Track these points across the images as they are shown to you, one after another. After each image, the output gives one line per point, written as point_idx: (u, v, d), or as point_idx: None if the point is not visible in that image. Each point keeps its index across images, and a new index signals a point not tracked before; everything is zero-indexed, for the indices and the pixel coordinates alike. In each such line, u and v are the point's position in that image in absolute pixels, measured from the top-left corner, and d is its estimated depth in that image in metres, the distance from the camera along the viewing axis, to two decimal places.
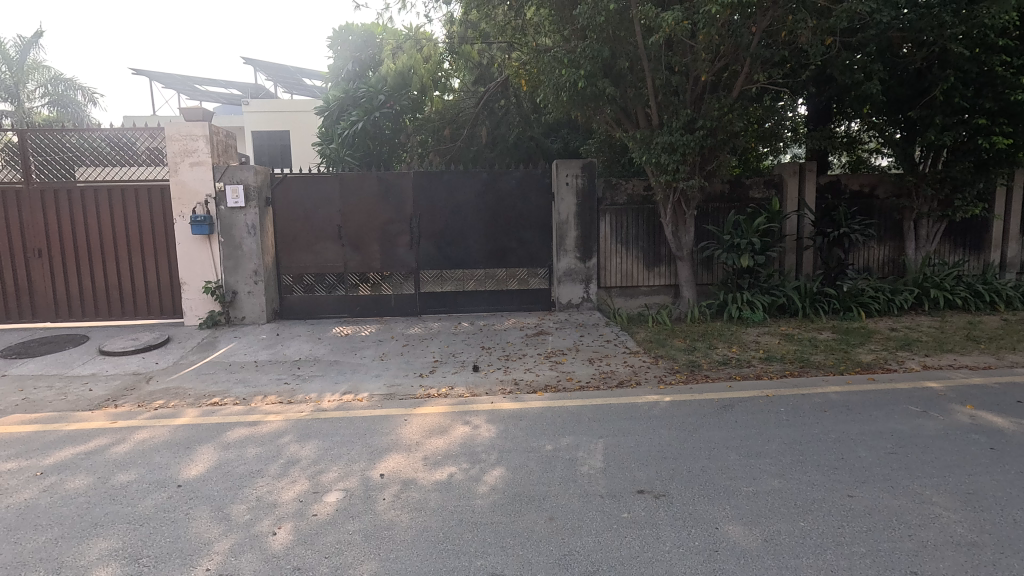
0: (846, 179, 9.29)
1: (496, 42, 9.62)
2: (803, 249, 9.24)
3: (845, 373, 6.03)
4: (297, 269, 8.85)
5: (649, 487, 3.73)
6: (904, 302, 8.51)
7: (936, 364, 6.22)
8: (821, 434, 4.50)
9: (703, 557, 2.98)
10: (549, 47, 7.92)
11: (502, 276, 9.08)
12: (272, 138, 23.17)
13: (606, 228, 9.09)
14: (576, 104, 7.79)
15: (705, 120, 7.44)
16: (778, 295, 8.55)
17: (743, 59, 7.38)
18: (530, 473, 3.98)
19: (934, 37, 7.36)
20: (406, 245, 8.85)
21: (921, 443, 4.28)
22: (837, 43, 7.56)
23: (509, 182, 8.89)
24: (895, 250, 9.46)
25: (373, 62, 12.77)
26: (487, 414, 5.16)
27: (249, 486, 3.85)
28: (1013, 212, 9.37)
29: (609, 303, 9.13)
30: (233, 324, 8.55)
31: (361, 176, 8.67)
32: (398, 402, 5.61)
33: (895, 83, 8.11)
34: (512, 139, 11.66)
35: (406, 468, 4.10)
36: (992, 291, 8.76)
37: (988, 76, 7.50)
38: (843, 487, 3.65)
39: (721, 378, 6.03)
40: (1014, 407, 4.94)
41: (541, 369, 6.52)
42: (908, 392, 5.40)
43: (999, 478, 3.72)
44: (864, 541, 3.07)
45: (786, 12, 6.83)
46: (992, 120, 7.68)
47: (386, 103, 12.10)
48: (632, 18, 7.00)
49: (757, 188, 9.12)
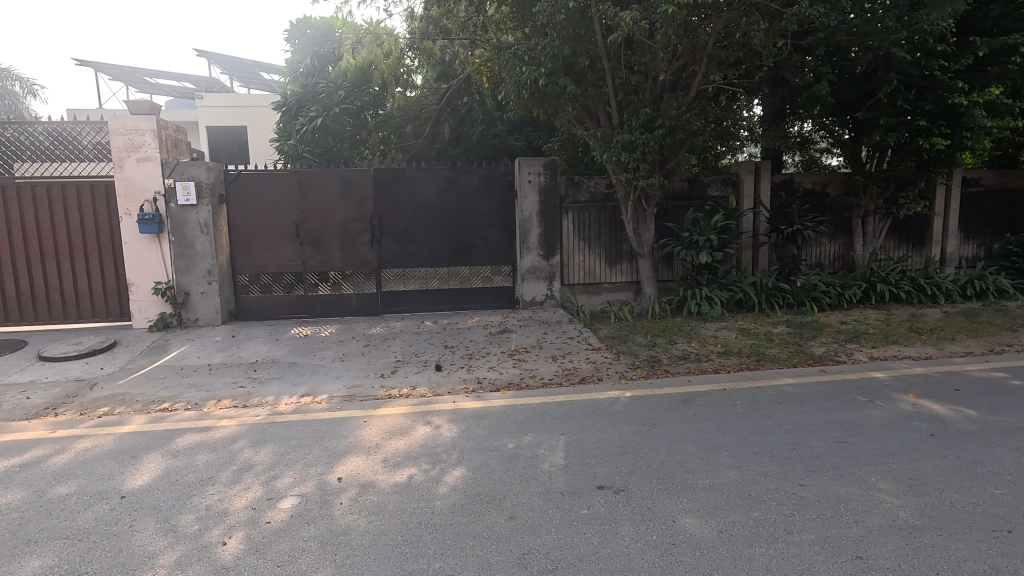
0: (799, 178, 9.58)
1: (458, 39, 9.48)
2: (759, 246, 9.51)
3: (798, 366, 6.24)
4: (254, 269, 8.60)
5: (609, 482, 3.76)
6: (853, 296, 8.85)
7: (882, 356, 6.50)
8: (776, 426, 4.63)
9: (661, 550, 3.02)
10: (512, 44, 7.92)
11: (466, 274, 9.02)
12: (229, 134, 22.39)
13: (569, 226, 9.13)
14: (538, 101, 7.82)
15: (664, 120, 7.56)
16: (735, 291, 8.78)
17: (700, 60, 7.50)
18: (492, 472, 3.95)
19: (879, 42, 7.62)
20: (368, 243, 8.69)
21: (869, 431, 4.46)
22: (788, 46, 7.83)
23: (472, 180, 8.84)
24: (845, 245, 9.84)
25: (332, 57, 12.46)
26: (449, 414, 5.11)
27: (198, 495, 3.70)
28: (953, 210, 9.84)
29: (572, 300, 9.18)
30: (185, 326, 8.23)
31: (320, 174, 8.47)
32: (358, 403, 5.49)
33: (843, 86, 8.40)
34: (475, 136, 11.72)
35: (365, 470, 4.02)
36: (934, 285, 9.21)
37: (929, 80, 7.85)
38: (796, 477, 3.77)
39: (681, 372, 6.15)
40: (954, 395, 5.19)
41: (505, 367, 6.49)
42: (857, 383, 5.63)
43: (939, 463, 3.90)
44: (813, 529, 3.17)
45: (739, 14, 6.95)
46: (933, 122, 8.04)
47: (346, 99, 11.85)
48: (591, 16, 7.02)
49: (715, 186, 9.32)
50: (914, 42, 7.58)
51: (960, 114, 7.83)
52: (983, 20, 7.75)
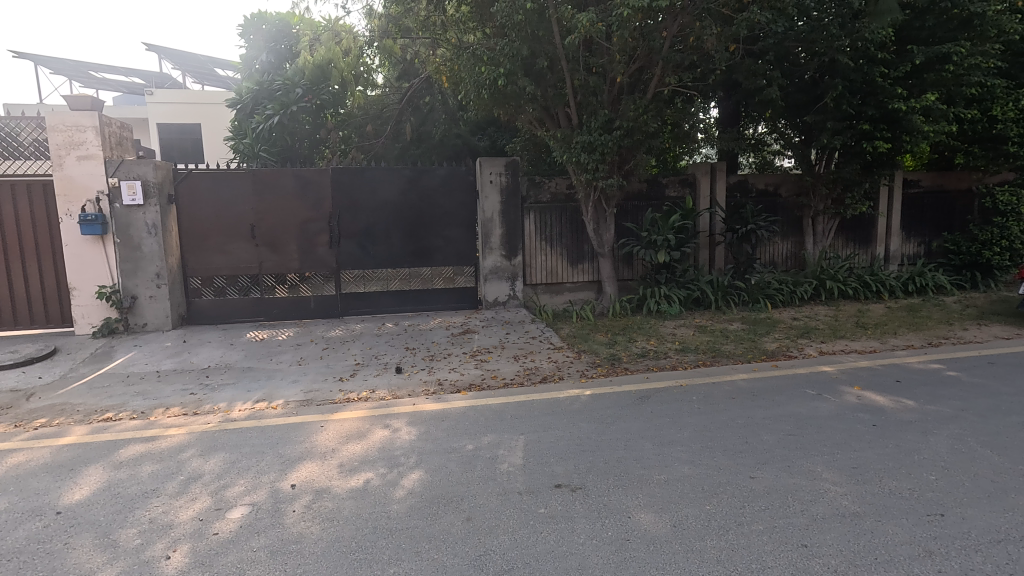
0: (752, 178, 9.88)
1: (418, 38, 9.37)
2: (715, 245, 9.74)
3: (752, 361, 6.43)
4: (207, 271, 8.31)
5: (566, 481, 3.79)
6: (804, 294, 9.19)
7: (830, 350, 6.77)
8: (730, 420, 4.75)
9: (615, 547, 3.05)
10: (471, 44, 7.90)
11: (428, 275, 8.93)
12: (182, 132, 21.61)
13: (531, 226, 9.16)
14: (498, 101, 7.85)
15: (622, 121, 7.67)
16: (693, 289, 8.99)
17: (656, 63, 7.62)
18: (451, 474, 3.93)
19: (824, 48, 7.95)
20: (326, 244, 8.51)
21: (817, 424, 4.62)
22: (740, 51, 8.06)
23: (433, 181, 8.76)
24: (796, 244, 10.18)
25: (290, 54, 12.09)
26: (408, 417, 5.05)
27: (141, 508, 3.54)
28: (895, 210, 10.31)
29: (535, 301, 9.21)
30: (132, 331, 7.89)
31: (276, 173, 8.26)
32: (315, 408, 5.37)
33: (793, 90, 8.69)
34: (437, 136, 11.76)
35: (320, 476, 3.93)
36: (879, 281, 9.62)
37: (872, 86, 8.20)
38: (747, 470, 3.88)
39: (639, 369, 6.25)
40: (896, 387, 5.44)
41: (466, 368, 6.47)
42: (808, 377, 5.83)
43: (880, 452, 4.07)
44: (762, 519, 3.27)
45: (693, 18, 7.08)
46: (875, 126, 8.40)
47: (304, 97, 11.56)
48: (549, 17, 7.06)
49: (673, 186, 9.52)
50: (857, 49, 7.85)
51: (900, 118, 8.20)
52: (920, 29, 8.08)
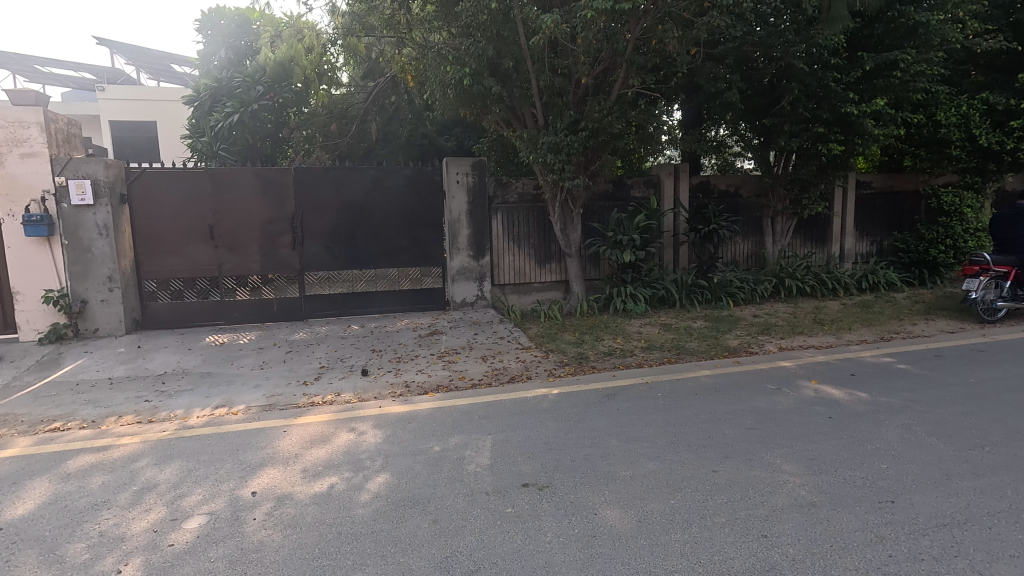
0: (714, 179, 10.12)
1: (383, 36, 9.28)
2: (679, 245, 9.92)
3: (715, 358, 6.58)
4: (163, 274, 8.02)
5: (533, 479, 3.79)
6: (764, 291, 9.46)
7: (789, 346, 6.98)
8: (694, 416, 4.84)
9: (581, 544, 3.07)
10: (437, 43, 7.87)
11: (394, 276, 8.82)
12: (136, 130, 20.82)
13: (498, 226, 9.14)
14: (465, 101, 7.85)
15: (587, 122, 7.75)
16: (658, 288, 9.15)
17: (620, 65, 7.70)
18: (418, 476, 3.88)
19: (781, 53, 8.20)
20: (289, 245, 8.32)
21: (777, 417, 4.76)
22: (701, 54, 8.24)
23: (399, 181, 8.66)
24: (756, 243, 10.47)
25: (251, 51, 11.76)
26: (374, 419, 4.98)
27: (90, 521, 3.39)
28: (849, 210, 10.71)
29: (503, 301, 9.20)
30: (82, 337, 7.55)
31: (236, 172, 8.05)
32: (278, 413, 5.24)
33: (752, 94, 8.92)
34: (403, 137, 11.64)
35: (282, 482, 3.83)
36: (834, 279, 9.97)
37: (826, 90, 8.48)
38: (709, 464, 3.96)
39: (606, 368, 6.32)
40: (850, 380, 5.65)
41: (433, 369, 6.41)
42: (769, 372, 5.99)
43: (835, 444, 4.22)
44: (724, 512, 3.34)
45: (654, 21, 7.15)
46: (829, 129, 8.69)
47: (266, 95, 11.28)
48: (514, 18, 7.07)
49: (638, 187, 9.67)
50: (812, 55, 8.13)
51: (853, 122, 8.51)
52: (870, 37, 8.37)
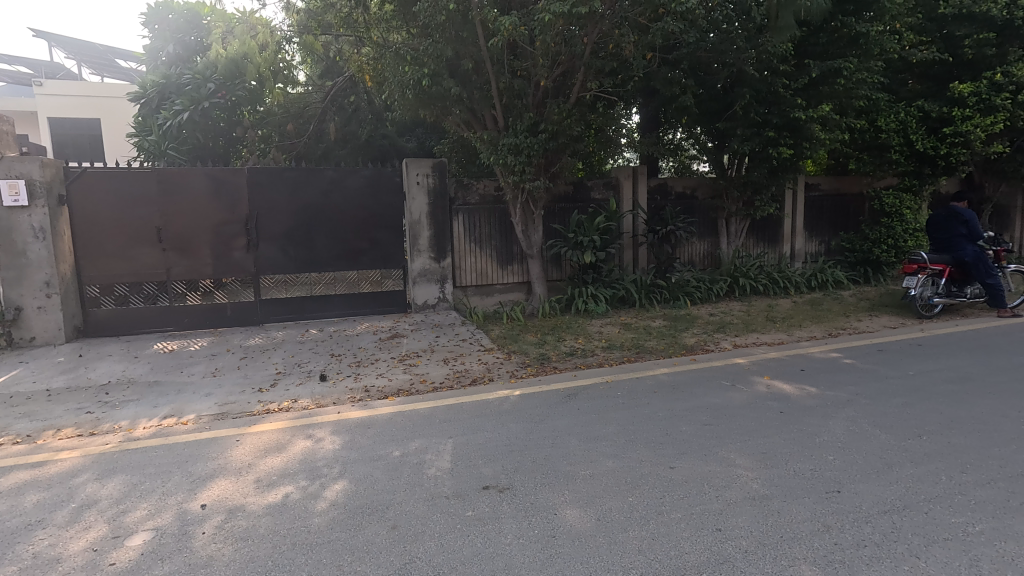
0: (671, 182, 10.36)
1: (342, 33, 9.14)
2: (638, 246, 10.07)
3: (672, 356, 6.72)
4: (107, 279, 7.64)
5: (494, 482, 3.78)
6: (720, 291, 9.73)
7: (743, 343, 7.21)
8: (652, 413, 4.93)
9: (541, 544, 3.08)
10: (396, 43, 7.77)
11: (353, 278, 8.65)
12: (78, 127, 19.84)
13: (459, 227, 9.09)
14: (425, 101, 7.82)
15: (547, 124, 7.80)
16: (618, 288, 9.29)
17: (579, 68, 7.77)
18: (376, 482, 3.82)
19: (733, 59, 8.45)
20: (243, 248, 8.06)
21: (731, 413, 4.89)
22: (657, 59, 8.44)
23: (358, 182, 8.51)
24: (712, 244, 10.76)
25: (201, 47, 11.26)
26: (332, 426, 4.87)
27: (23, 542, 3.19)
28: (799, 212, 11.13)
29: (465, 303, 9.15)
30: (18, 347, 7.12)
31: (186, 172, 7.75)
32: (231, 422, 5.06)
33: (706, 98, 9.15)
34: (363, 137, 11.58)
35: (233, 494, 3.70)
36: (786, 278, 10.34)
37: (775, 96, 8.78)
38: (667, 460, 4.03)
39: (567, 368, 6.36)
40: (799, 375, 5.87)
41: (394, 373, 6.32)
42: (723, 369, 6.16)
43: (785, 437, 4.37)
44: (681, 507, 3.41)
45: (612, 25, 7.22)
46: (780, 133, 8.99)
47: (216, 93, 10.78)
48: (473, 20, 7.06)
49: (598, 189, 9.81)
50: (762, 62, 8.40)
51: (801, 127, 8.83)
52: (815, 45, 8.71)
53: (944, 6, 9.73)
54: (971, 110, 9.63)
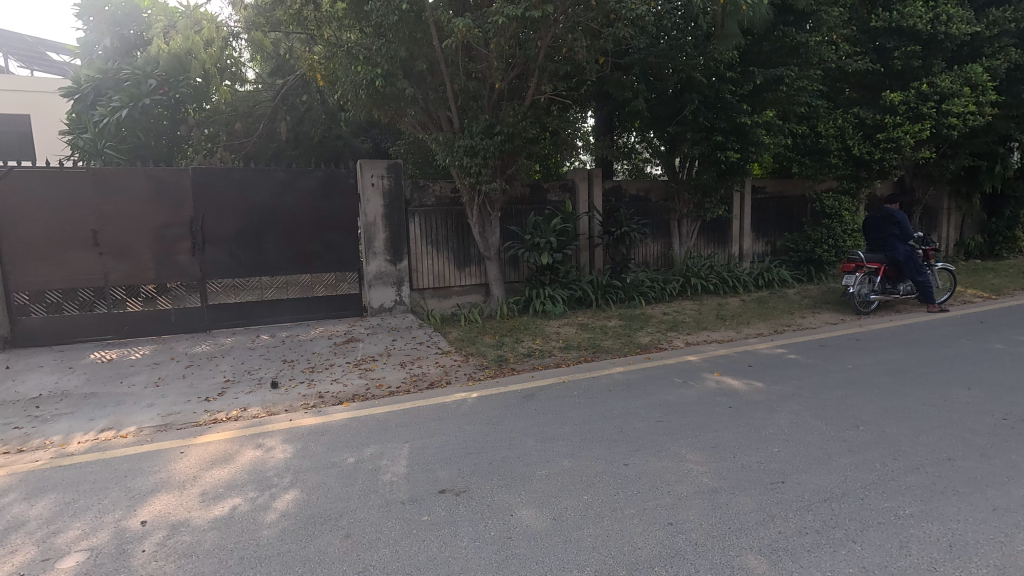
0: (625, 184, 10.57)
1: (293, 31, 8.95)
2: (594, 247, 10.22)
3: (628, 355, 6.86)
4: (37, 285, 7.19)
5: (450, 485, 3.76)
6: (673, 290, 10.00)
7: (695, 340, 7.43)
8: (608, 412, 5.02)
9: (497, 546, 3.08)
10: (348, 42, 7.65)
11: (306, 282, 8.42)
12: (5, 125, 18.56)
13: (416, 229, 9.00)
14: (379, 102, 7.73)
15: (502, 127, 7.79)
16: (575, 289, 9.40)
17: (533, 71, 7.82)
18: (329, 491, 3.73)
19: (682, 65, 8.67)
20: (188, 252, 7.74)
21: (683, 409, 5.03)
22: (609, 64, 8.60)
23: (310, 183, 8.30)
24: (665, 245, 11.04)
25: (142, 41, 10.72)
26: (283, 434, 4.74)
27: None
28: (746, 213, 11.55)
29: (422, 305, 9.07)
30: None
31: (125, 172, 7.39)
32: (174, 433, 4.84)
33: (657, 103, 9.38)
34: (316, 137, 11.75)
35: (176, 509, 3.53)
36: (735, 277, 10.71)
37: (722, 101, 9.06)
38: (622, 458, 4.11)
39: (525, 369, 6.40)
40: (747, 371, 6.09)
41: (349, 378, 6.20)
42: (676, 366, 6.33)
43: (734, 431, 4.52)
44: (634, 504, 3.48)
45: (565, 29, 7.32)
46: (727, 138, 9.31)
47: (158, 89, 10.07)
48: (426, 20, 7.03)
49: (554, 191, 9.91)
50: (709, 68, 8.68)
51: (746, 132, 9.18)
52: (759, 54, 9.00)
53: (876, 20, 10.32)
54: (901, 118, 10.30)
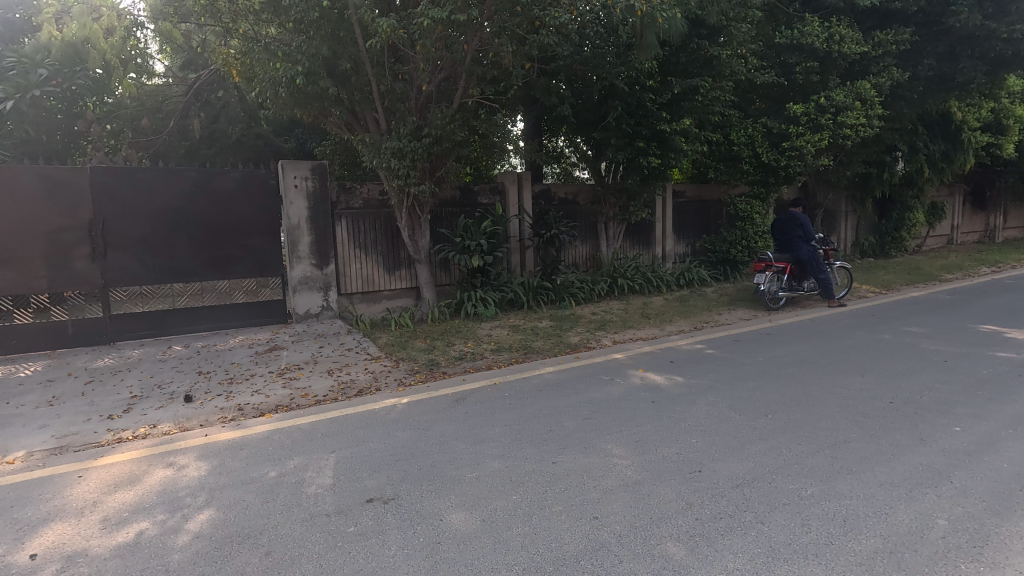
0: (554, 187, 10.78)
1: (207, 24, 8.48)
2: (525, 249, 10.35)
3: (558, 355, 7.00)
4: None
5: (378, 494, 3.69)
6: (601, 291, 10.30)
7: (622, 339, 7.70)
8: (538, 412, 5.09)
9: (426, 552, 3.06)
10: (267, 37, 7.35)
11: (224, 288, 7.96)
12: None
13: (343, 232, 8.74)
14: (301, 100, 7.48)
15: (430, 129, 7.72)
16: (507, 291, 9.47)
17: (461, 75, 7.82)
18: (250, 508, 3.55)
19: (605, 73, 8.97)
20: (86, 257, 7.12)
21: (610, 405, 5.20)
22: (535, 70, 8.76)
23: (227, 184, 7.86)
24: (593, 247, 11.35)
25: (31, 27, 9.72)
26: (198, 450, 4.46)
27: None
28: (668, 216, 12.09)
29: (351, 310, 8.81)
30: None
31: (10, 170, 6.71)
32: (71, 456, 4.43)
33: (583, 109, 9.66)
34: (233, 136, 11.42)
35: (72, 539, 3.24)
36: (658, 277, 11.19)
37: (644, 109, 9.45)
38: (551, 456, 4.19)
39: (457, 372, 6.38)
40: (669, 366, 6.39)
41: (272, 388, 5.91)
42: (604, 364, 6.54)
43: (658, 425, 4.72)
44: (563, 501, 3.55)
45: (491, 34, 7.38)
46: (649, 144, 9.71)
47: (51, 80, 8.78)
48: (349, 18, 6.88)
49: (484, 194, 9.94)
50: (630, 77, 9.03)
51: (667, 138, 9.62)
52: (677, 65, 9.43)
53: (780, 37, 11.15)
54: (803, 128, 11.11)
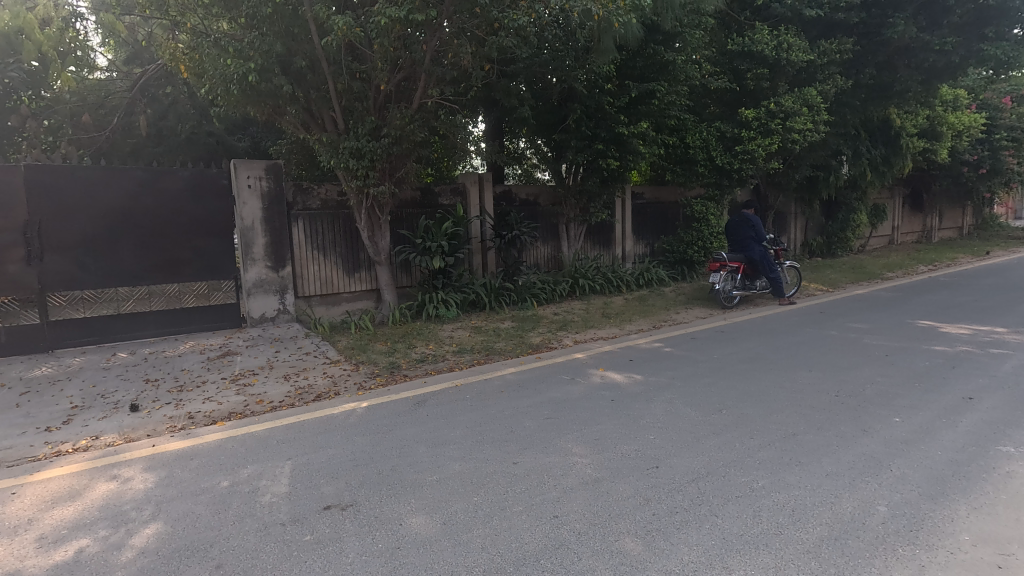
0: (515, 189, 10.81)
1: (152, 16, 8.15)
2: (487, 250, 10.34)
3: (519, 355, 7.03)
4: None
5: (335, 501, 3.61)
6: (563, 291, 10.40)
7: (583, 338, 7.79)
8: (499, 413, 5.10)
9: (385, 557, 3.02)
10: (217, 32, 7.11)
11: (173, 292, 7.65)
12: None
13: (299, 234, 8.53)
14: (254, 98, 7.27)
15: (389, 129, 7.63)
16: (468, 292, 9.45)
17: (419, 75, 7.76)
18: (201, 519, 3.43)
19: (564, 76, 9.07)
20: (21, 261, 6.72)
21: (570, 405, 5.25)
22: (495, 71, 8.78)
23: (175, 183, 7.56)
24: (555, 248, 11.44)
25: None
26: (144, 462, 4.27)
27: None
28: (627, 217, 12.31)
29: (309, 313, 8.61)
30: None
31: None
32: (4, 472, 4.17)
33: (543, 110, 9.74)
34: (183, 133, 11.11)
35: (3, 559, 3.05)
36: (618, 277, 11.37)
37: (602, 112, 9.60)
38: (512, 456, 4.21)
39: (417, 375, 6.32)
40: (628, 365, 6.50)
41: (225, 395, 5.72)
42: (565, 364, 6.60)
43: (617, 423, 4.80)
44: (523, 501, 3.57)
45: (450, 35, 7.35)
46: (607, 146, 9.87)
47: None
48: (304, 15, 6.73)
49: (445, 195, 9.89)
50: (588, 80, 9.17)
51: (625, 141, 9.79)
52: (634, 68, 9.62)
53: (732, 44, 11.51)
54: (754, 132, 11.50)
